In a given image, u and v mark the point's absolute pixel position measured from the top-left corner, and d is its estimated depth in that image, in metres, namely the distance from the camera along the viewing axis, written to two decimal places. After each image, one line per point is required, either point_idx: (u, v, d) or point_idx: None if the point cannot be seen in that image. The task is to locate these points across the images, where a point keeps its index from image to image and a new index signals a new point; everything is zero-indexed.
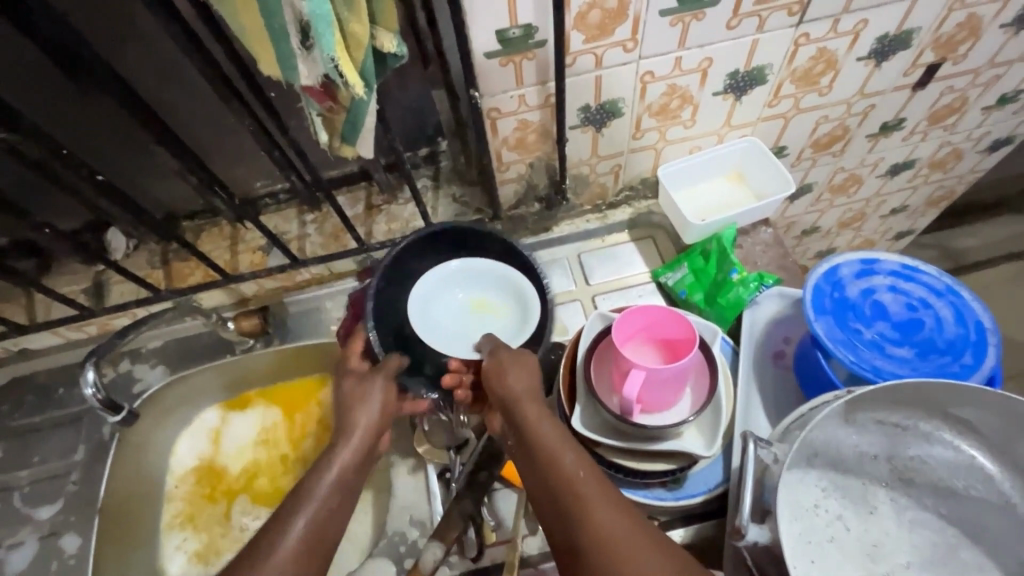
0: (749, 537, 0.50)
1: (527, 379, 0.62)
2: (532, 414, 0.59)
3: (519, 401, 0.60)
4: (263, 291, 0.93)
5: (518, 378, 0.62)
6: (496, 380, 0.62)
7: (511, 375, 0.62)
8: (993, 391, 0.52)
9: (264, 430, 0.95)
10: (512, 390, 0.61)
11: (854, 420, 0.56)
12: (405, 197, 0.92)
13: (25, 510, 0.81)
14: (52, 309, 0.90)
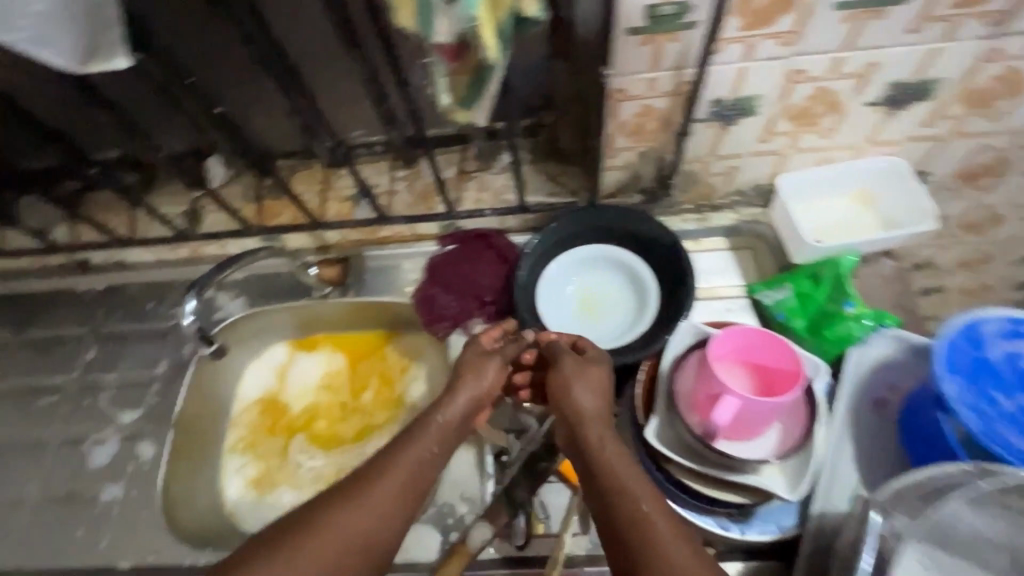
0: None
1: (598, 402, 0.61)
2: (600, 438, 0.57)
3: (587, 423, 0.59)
4: (346, 241, 0.93)
5: (590, 398, 0.61)
6: (569, 395, 0.61)
7: (580, 393, 0.61)
8: None
9: (328, 374, 0.98)
10: (581, 411, 0.60)
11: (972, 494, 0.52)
12: (499, 168, 0.89)
13: (110, 411, 0.86)
14: (151, 227, 0.94)
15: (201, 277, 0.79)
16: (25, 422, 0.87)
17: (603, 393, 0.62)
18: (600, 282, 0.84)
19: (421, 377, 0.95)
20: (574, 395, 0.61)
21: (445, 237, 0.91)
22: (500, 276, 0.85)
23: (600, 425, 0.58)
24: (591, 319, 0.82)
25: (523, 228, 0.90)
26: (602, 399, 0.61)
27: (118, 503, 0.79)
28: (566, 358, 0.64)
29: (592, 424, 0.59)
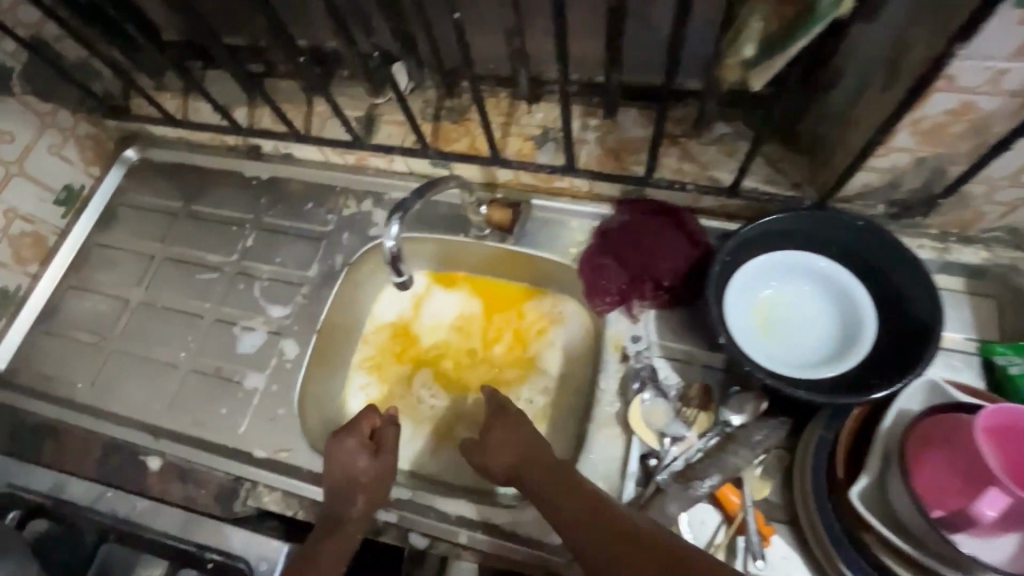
0: None
1: (521, 443, 0.67)
2: (570, 482, 0.61)
3: (524, 468, 0.65)
4: (516, 183, 0.86)
5: (527, 442, 0.67)
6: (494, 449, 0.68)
7: (505, 449, 0.67)
8: None
9: (463, 316, 0.94)
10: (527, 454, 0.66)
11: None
12: (711, 138, 0.77)
13: (262, 301, 0.88)
14: (325, 126, 0.91)
15: (401, 202, 0.74)
16: (186, 292, 0.91)
17: (525, 433, 0.68)
18: (795, 299, 0.72)
19: (558, 345, 0.90)
20: (510, 440, 0.68)
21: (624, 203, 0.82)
22: (688, 261, 0.75)
23: (547, 471, 0.63)
24: (778, 338, 0.70)
25: (718, 213, 0.78)
26: (537, 443, 0.67)
27: (259, 393, 0.81)
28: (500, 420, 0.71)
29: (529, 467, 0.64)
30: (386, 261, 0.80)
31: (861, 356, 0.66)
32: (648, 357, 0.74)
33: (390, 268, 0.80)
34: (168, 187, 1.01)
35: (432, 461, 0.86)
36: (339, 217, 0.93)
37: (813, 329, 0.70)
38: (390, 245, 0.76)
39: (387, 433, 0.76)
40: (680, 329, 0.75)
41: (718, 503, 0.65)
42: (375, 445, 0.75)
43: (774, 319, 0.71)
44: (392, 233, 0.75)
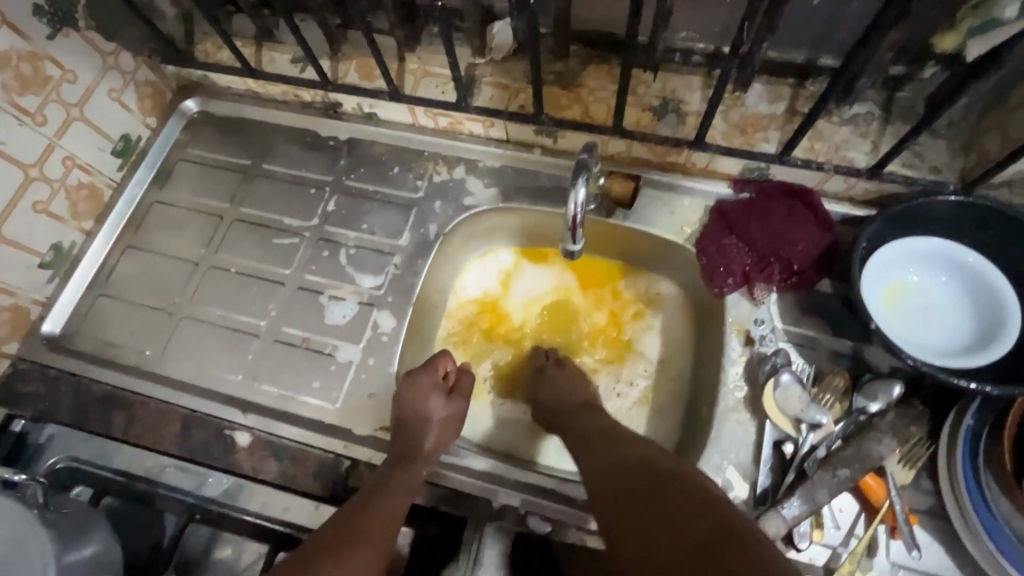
0: None
1: (569, 389, 0.76)
2: (623, 444, 0.65)
3: (565, 415, 0.74)
4: (626, 155, 0.82)
5: (574, 395, 0.76)
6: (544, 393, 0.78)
7: (552, 386, 0.77)
8: None
9: (554, 294, 0.90)
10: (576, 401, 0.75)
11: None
12: (842, 117, 0.74)
13: (350, 270, 0.82)
14: (419, 85, 0.85)
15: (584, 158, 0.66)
16: (262, 256, 0.85)
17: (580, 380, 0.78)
18: (931, 290, 0.70)
19: (657, 328, 0.86)
20: (556, 389, 0.77)
21: (741, 182, 0.79)
22: (818, 248, 0.73)
23: (589, 415, 0.72)
24: (914, 326, 0.68)
25: (842, 195, 0.76)
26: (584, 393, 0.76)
27: (355, 367, 0.76)
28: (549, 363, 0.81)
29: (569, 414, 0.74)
30: (565, 226, 0.69)
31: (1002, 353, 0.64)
32: (773, 342, 0.72)
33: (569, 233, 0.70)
34: (233, 144, 0.93)
35: (530, 443, 0.83)
36: (429, 183, 0.87)
37: (949, 319, 0.69)
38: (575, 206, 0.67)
39: (462, 380, 0.77)
40: (806, 313, 0.73)
41: (862, 491, 0.63)
42: (452, 391, 0.75)
43: (909, 302, 0.70)
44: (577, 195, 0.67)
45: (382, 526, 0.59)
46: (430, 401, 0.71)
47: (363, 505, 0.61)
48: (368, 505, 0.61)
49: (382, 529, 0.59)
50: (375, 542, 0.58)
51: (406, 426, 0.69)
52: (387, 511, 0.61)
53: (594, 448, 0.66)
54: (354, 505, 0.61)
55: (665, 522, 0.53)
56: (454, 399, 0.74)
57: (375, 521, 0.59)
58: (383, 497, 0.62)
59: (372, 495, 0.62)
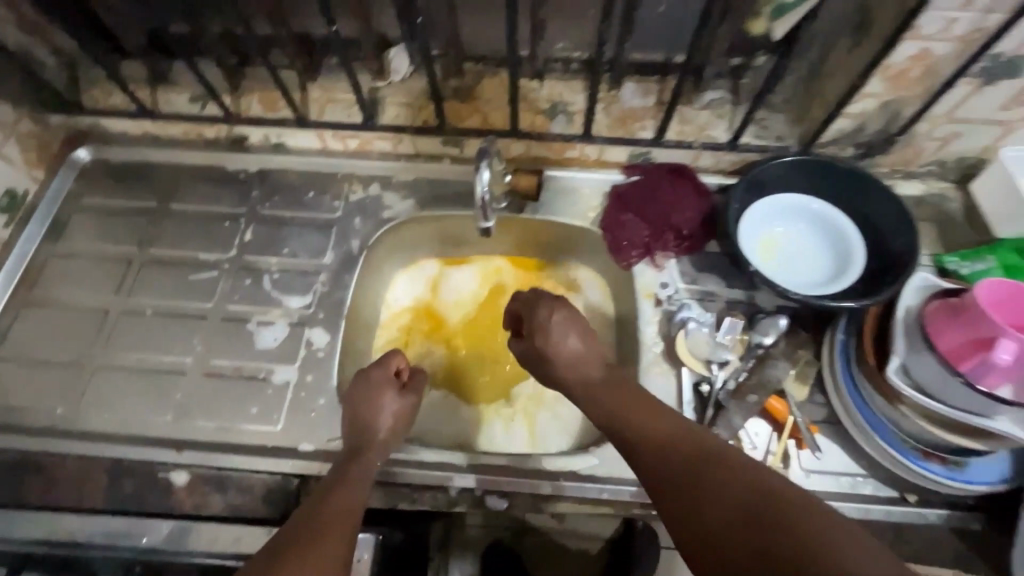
0: None
1: (576, 357, 0.70)
2: (649, 416, 0.61)
3: (584, 379, 0.68)
4: (528, 155, 0.90)
5: (577, 355, 0.70)
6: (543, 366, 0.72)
7: (559, 342, 0.71)
8: None
9: (481, 292, 0.96)
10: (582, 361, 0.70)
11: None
12: (702, 103, 0.87)
13: (276, 294, 0.82)
14: (325, 110, 0.89)
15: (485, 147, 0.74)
16: (181, 293, 0.83)
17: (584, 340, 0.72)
18: (799, 235, 0.83)
19: (579, 308, 0.93)
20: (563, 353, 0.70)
21: (632, 167, 0.89)
22: (701, 210, 0.83)
23: (607, 381, 0.67)
24: (787, 267, 0.81)
25: (713, 169, 0.89)
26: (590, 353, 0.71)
27: (293, 387, 0.75)
28: (536, 319, 0.74)
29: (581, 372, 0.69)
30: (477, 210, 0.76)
31: (850, 281, 0.77)
32: (679, 300, 0.81)
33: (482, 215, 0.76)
34: (134, 188, 0.91)
35: (480, 433, 0.85)
36: (346, 202, 0.90)
37: (814, 259, 0.81)
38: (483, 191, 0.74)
39: (415, 378, 0.78)
40: (702, 270, 0.83)
41: (768, 412, 0.72)
42: (404, 387, 0.76)
43: (781, 250, 0.82)
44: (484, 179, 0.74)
45: (342, 514, 0.59)
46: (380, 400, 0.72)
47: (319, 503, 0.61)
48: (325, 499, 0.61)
49: (338, 515, 0.59)
50: (337, 534, 0.57)
51: (360, 429, 0.70)
52: (346, 505, 0.61)
53: (627, 416, 0.63)
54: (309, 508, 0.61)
55: (717, 496, 0.52)
56: (407, 395, 0.74)
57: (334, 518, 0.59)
58: (339, 491, 0.62)
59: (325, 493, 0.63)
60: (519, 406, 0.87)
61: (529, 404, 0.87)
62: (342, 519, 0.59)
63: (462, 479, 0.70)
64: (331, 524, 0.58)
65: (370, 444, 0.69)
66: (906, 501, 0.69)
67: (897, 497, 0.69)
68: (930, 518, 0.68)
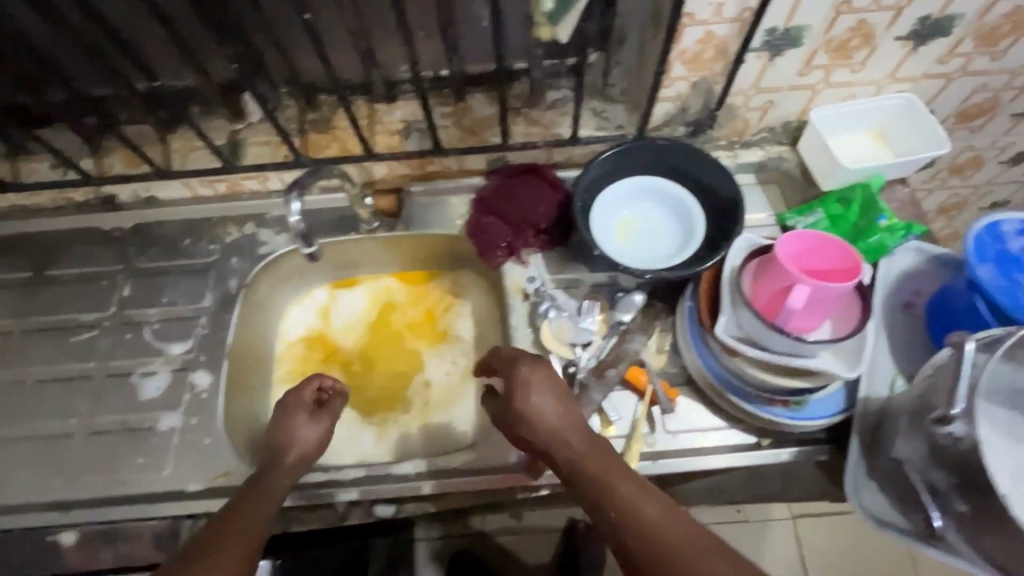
0: None
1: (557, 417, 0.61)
2: (611, 490, 0.54)
3: (552, 444, 0.60)
4: (393, 174, 0.94)
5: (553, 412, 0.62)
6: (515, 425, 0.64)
7: (538, 400, 0.62)
8: None
9: (373, 311, 0.99)
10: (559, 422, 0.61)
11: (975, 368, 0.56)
12: (547, 104, 0.92)
13: (157, 343, 0.84)
14: (188, 159, 0.91)
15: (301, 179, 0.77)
16: (62, 357, 0.84)
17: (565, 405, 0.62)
18: (649, 214, 0.88)
19: (466, 313, 0.97)
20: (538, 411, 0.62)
21: (491, 171, 0.94)
22: (555, 204, 0.88)
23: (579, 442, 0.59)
24: (640, 245, 0.86)
25: (568, 163, 0.94)
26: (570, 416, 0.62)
27: (178, 432, 0.77)
28: (511, 377, 0.64)
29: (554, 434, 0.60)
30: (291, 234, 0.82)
31: (694, 250, 0.83)
32: (544, 290, 0.86)
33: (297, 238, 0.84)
34: (9, 260, 0.92)
35: (380, 447, 0.88)
36: (223, 245, 0.92)
37: (664, 233, 0.87)
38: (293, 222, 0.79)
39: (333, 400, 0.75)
40: (565, 260, 0.88)
41: (629, 382, 0.77)
42: (319, 408, 0.75)
43: (633, 229, 0.87)
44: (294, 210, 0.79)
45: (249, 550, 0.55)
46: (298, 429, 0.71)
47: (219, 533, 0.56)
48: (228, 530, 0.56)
49: (240, 549, 0.54)
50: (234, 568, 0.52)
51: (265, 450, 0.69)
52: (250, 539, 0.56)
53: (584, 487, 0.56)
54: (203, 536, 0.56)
55: None
56: (319, 416, 0.73)
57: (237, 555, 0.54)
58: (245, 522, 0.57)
59: (224, 523, 0.57)
60: (416, 415, 0.90)
61: (425, 410, 0.90)
62: (244, 553, 0.54)
63: (347, 493, 0.73)
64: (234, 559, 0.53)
65: (278, 469, 0.67)
66: (760, 446, 0.74)
67: (753, 443, 0.74)
68: (784, 456, 0.74)
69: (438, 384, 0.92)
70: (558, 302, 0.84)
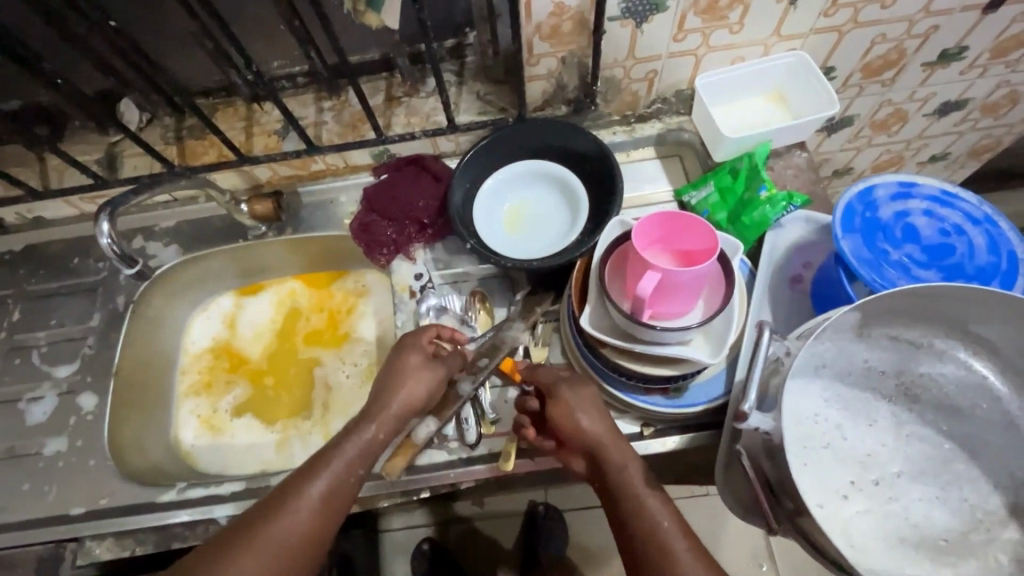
0: (749, 423, 0.45)
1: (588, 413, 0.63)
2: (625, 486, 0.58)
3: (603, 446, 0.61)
4: (277, 176, 0.91)
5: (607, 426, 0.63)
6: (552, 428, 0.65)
7: (584, 416, 0.63)
8: (1008, 300, 0.48)
9: (278, 317, 0.96)
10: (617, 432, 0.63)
11: (788, 354, 0.49)
12: (428, 90, 0.87)
13: (45, 367, 0.84)
14: (65, 176, 0.89)
15: (113, 198, 0.71)
16: None
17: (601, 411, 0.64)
18: (536, 200, 0.85)
19: (370, 313, 0.95)
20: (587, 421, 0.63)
21: (378, 166, 0.90)
22: (438, 196, 0.85)
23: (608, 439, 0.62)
24: (526, 233, 0.83)
25: (457, 151, 0.90)
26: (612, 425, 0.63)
27: (63, 455, 0.78)
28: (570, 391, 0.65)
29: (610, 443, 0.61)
30: (110, 259, 0.74)
31: (578, 235, 0.80)
32: (429, 287, 0.84)
33: (117, 264, 0.75)
34: None
35: (280, 455, 0.86)
36: (111, 261, 0.91)
37: (552, 219, 0.83)
38: (106, 243, 0.72)
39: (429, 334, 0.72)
40: (453, 255, 0.86)
41: (504, 373, 0.75)
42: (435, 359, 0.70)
43: (519, 217, 0.84)
44: (107, 230, 0.72)
45: (323, 504, 0.56)
46: (404, 382, 0.66)
47: (294, 498, 0.55)
48: (313, 491, 0.56)
49: (326, 509, 0.56)
50: (320, 536, 0.55)
51: (402, 406, 0.65)
52: (343, 493, 0.58)
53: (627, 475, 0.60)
54: (270, 505, 0.55)
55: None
56: (435, 366, 0.69)
57: (309, 519, 0.55)
58: (331, 482, 0.57)
59: (300, 482, 0.57)
60: (317, 421, 0.88)
61: (325, 413, 0.89)
62: (325, 513, 0.56)
63: (224, 508, 0.72)
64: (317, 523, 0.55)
65: (380, 418, 0.63)
66: (642, 436, 0.72)
67: (634, 432, 0.72)
68: (669, 444, 0.72)
69: (339, 386, 0.90)
70: (440, 296, 0.83)
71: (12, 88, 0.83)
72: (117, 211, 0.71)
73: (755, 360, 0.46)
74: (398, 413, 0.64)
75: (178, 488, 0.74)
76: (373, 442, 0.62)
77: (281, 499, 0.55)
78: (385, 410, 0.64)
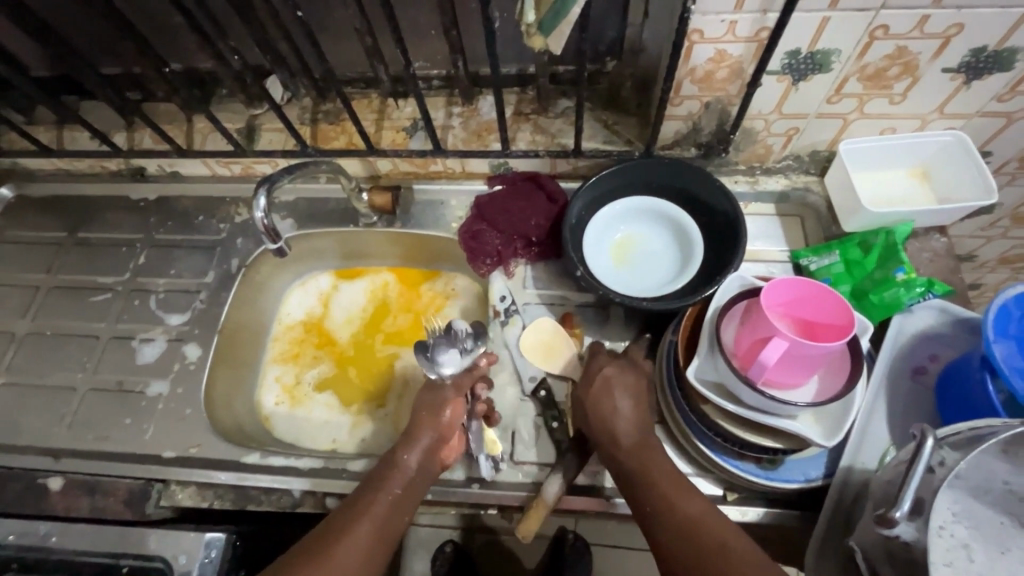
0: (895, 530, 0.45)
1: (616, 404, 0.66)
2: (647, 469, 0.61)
3: (629, 433, 0.64)
4: (396, 171, 0.93)
5: (626, 424, 0.65)
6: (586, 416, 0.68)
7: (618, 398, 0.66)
8: None
9: (367, 304, 0.99)
10: (612, 424, 0.65)
11: (942, 464, 0.48)
12: (557, 112, 0.88)
13: (159, 313, 0.90)
14: (206, 140, 0.94)
15: (269, 176, 0.73)
16: (80, 316, 0.91)
17: (632, 396, 0.67)
18: (645, 237, 0.84)
19: (453, 316, 0.96)
20: (594, 406, 0.66)
21: (494, 177, 0.91)
22: (549, 217, 0.84)
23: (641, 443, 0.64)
24: (631, 270, 0.82)
25: (573, 175, 0.89)
26: (634, 415, 0.66)
27: (163, 399, 0.84)
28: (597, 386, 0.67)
29: (630, 425, 0.65)
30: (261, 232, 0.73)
31: (688, 282, 0.78)
32: (514, 309, 0.84)
33: (267, 236, 0.74)
34: (49, 218, 0.99)
35: (351, 437, 0.88)
36: (231, 224, 0.96)
37: (661, 261, 0.82)
38: (259, 216, 0.72)
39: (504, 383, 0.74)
40: (557, 277, 0.86)
41: None
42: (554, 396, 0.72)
43: (626, 251, 0.83)
44: (261, 206, 0.72)
45: (371, 542, 0.59)
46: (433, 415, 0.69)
47: (343, 532, 0.59)
48: (362, 524, 0.60)
49: (374, 548, 0.59)
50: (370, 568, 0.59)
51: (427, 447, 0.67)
52: (389, 528, 0.61)
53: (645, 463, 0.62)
54: (333, 531, 0.60)
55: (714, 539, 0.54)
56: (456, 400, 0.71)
57: (362, 546, 0.59)
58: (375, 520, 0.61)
59: (351, 517, 0.61)
60: (390, 412, 0.90)
61: (397, 405, 0.90)
62: (374, 548, 0.59)
63: (300, 482, 0.75)
64: (371, 552, 0.59)
65: (409, 443, 0.67)
66: (724, 501, 0.69)
67: (718, 495, 0.69)
68: (749, 515, 0.69)
69: (414, 379, 0.92)
70: (434, 358, 0.71)
71: (181, 53, 0.89)
72: (275, 189, 0.73)
73: (915, 470, 0.45)
74: (430, 448, 0.68)
75: (260, 453, 0.78)
76: (411, 474, 0.65)
77: (328, 538, 0.59)
78: (418, 439, 0.67)
